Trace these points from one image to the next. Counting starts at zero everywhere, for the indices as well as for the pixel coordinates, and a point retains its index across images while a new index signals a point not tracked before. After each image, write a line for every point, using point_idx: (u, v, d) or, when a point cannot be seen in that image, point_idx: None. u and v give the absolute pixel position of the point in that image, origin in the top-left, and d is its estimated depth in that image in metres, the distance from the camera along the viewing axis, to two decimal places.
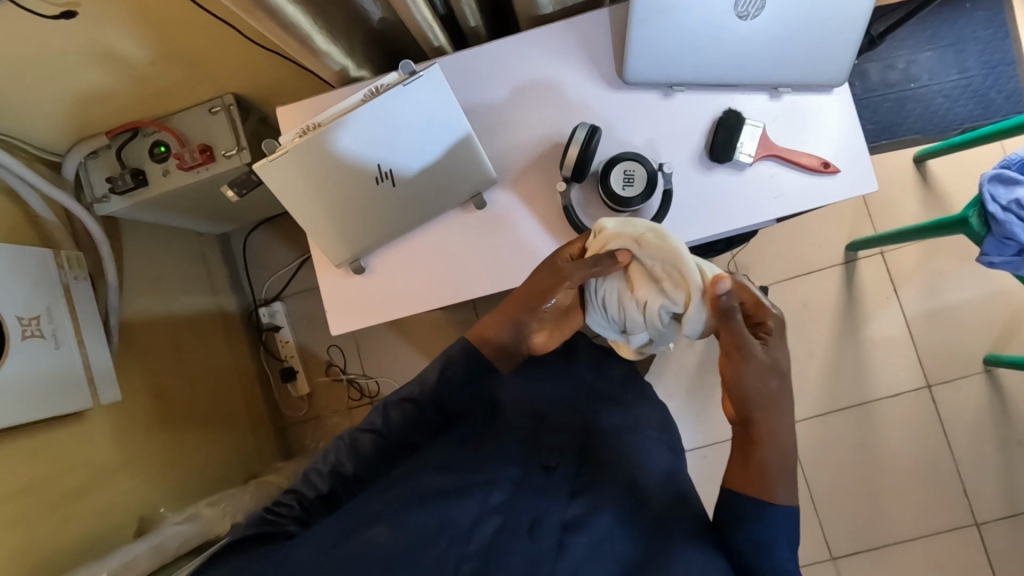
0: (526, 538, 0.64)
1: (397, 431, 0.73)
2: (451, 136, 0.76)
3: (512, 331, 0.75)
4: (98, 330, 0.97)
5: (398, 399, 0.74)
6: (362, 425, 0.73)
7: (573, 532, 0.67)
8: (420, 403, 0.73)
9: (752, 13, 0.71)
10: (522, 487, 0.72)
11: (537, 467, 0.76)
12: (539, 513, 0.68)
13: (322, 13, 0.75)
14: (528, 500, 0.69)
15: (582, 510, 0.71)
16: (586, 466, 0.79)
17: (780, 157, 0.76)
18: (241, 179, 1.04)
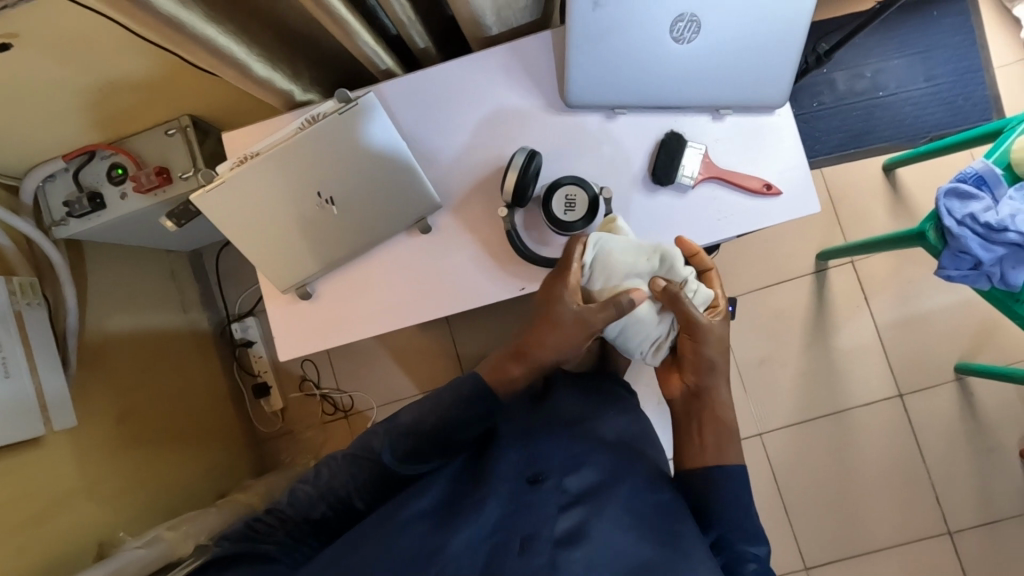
0: (516, 558, 0.61)
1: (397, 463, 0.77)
2: (389, 161, 0.78)
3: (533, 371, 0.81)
4: (53, 356, 0.98)
5: (401, 432, 0.78)
6: (359, 453, 0.78)
7: (568, 547, 0.62)
8: (418, 433, 0.77)
9: (688, 37, 0.71)
10: (511, 503, 0.69)
11: (524, 480, 0.72)
12: (531, 530, 0.64)
13: (262, 41, 0.75)
14: (518, 516, 0.66)
15: (578, 523, 0.66)
16: (578, 473, 0.74)
17: (723, 179, 0.76)
18: (180, 211, 1.06)
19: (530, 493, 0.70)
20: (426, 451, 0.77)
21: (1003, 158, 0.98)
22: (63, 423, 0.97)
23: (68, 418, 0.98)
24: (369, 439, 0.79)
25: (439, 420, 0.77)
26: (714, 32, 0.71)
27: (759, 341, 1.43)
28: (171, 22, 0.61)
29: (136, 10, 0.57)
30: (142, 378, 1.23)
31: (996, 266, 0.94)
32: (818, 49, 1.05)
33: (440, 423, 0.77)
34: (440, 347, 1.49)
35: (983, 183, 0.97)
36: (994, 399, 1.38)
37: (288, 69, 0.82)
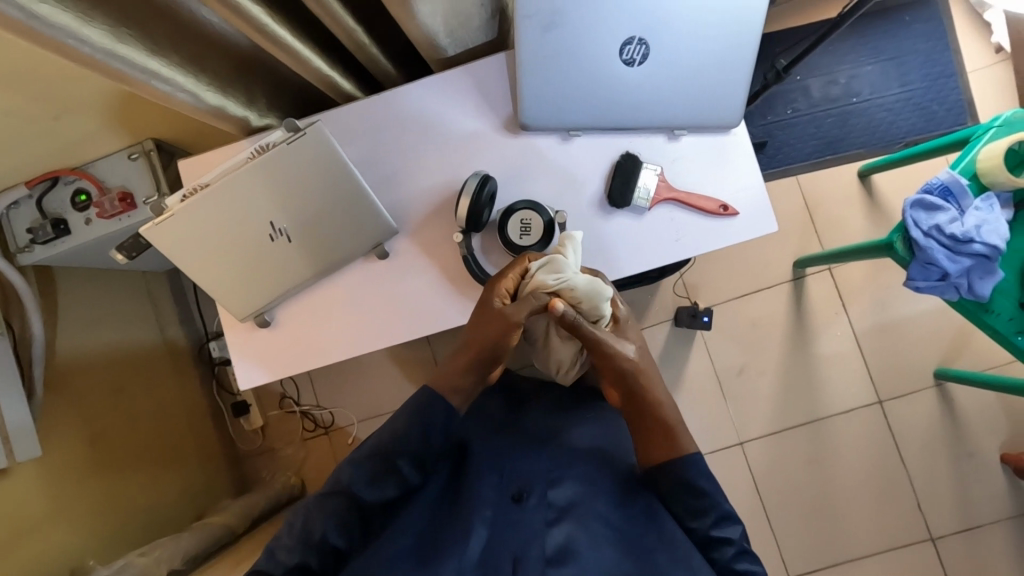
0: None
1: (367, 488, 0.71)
2: (342, 188, 0.76)
3: (471, 378, 0.76)
4: (16, 386, 0.97)
5: (366, 453, 0.72)
6: (329, 488, 0.71)
7: (557, 565, 0.64)
8: (389, 455, 0.71)
9: (637, 60, 0.71)
10: (497, 525, 0.69)
11: (509, 499, 0.73)
12: (520, 549, 0.65)
13: (211, 71, 0.74)
14: (503, 539, 0.67)
15: (566, 537, 0.67)
16: (559, 487, 0.74)
17: (680, 201, 0.76)
18: (129, 245, 1.07)
19: (514, 511, 0.71)
20: (400, 472, 0.72)
21: (969, 168, 0.97)
22: (24, 454, 0.96)
23: (31, 447, 0.97)
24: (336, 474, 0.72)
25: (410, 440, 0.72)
26: (664, 54, 0.71)
27: (738, 350, 1.43)
28: (109, 59, 0.60)
29: (70, 51, 0.56)
30: (114, 404, 1.22)
31: (964, 277, 0.94)
32: (776, 66, 1.05)
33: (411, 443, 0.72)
34: (418, 361, 1.49)
35: (950, 194, 0.96)
36: (972, 405, 1.38)
37: (242, 96, 0.81)
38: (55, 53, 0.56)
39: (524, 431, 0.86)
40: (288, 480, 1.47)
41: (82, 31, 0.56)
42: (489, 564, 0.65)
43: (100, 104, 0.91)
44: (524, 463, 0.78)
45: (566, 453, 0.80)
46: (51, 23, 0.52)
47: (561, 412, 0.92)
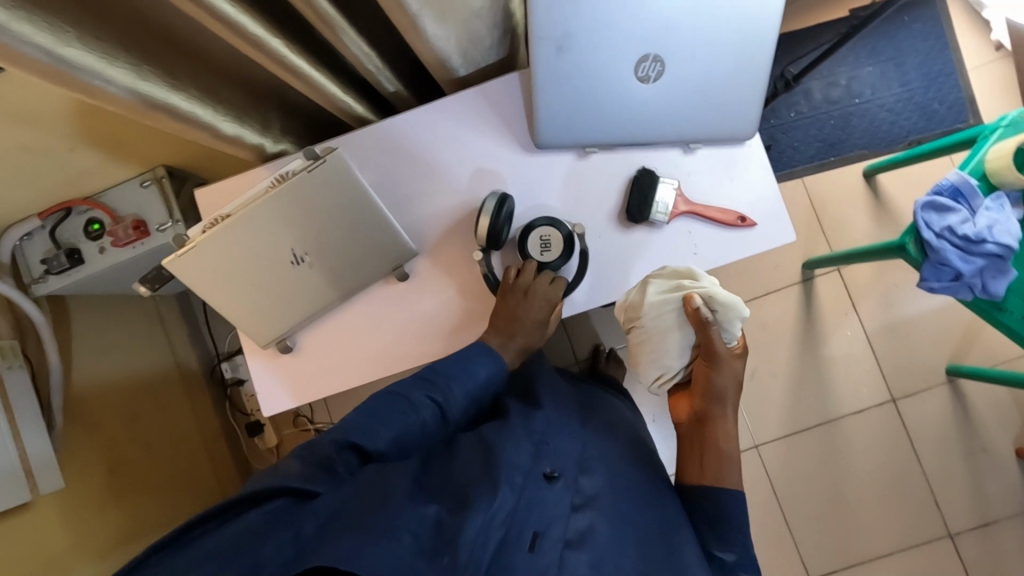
0: (526, 555, 0.60)
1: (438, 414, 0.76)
2: (363, 214, 0.76)
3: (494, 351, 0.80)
4: (36, 419, 0.97)
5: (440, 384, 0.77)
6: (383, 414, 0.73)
7: (575, 549, 0.63)
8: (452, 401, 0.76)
9: (653, 77, 0.71)
10: (525, 495, 0.65)
11: (541, 474, 0.69)
12: (541, 526, 0.63)
13: (226, 101, 0.74)
14: (528, 511, 0.64)
15: (588, 525, 0.65)
16: (590, 475, 0.72)
17: (696, 214, 0.77)
18: (151, 277, 1.09)
19: (540, 486, 0.67)
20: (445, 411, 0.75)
21: (977, 169, 0.99)
22: (49, 485, 0.97)
23: (55, 479, 0.97)
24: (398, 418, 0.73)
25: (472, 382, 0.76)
26: (677, 71, 0.71)
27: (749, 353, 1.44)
28: (133, 97, 0.60)
29: (95, 89, 0.56)
30: (129, 431, 1.22)
31: (977, 277, 0.95)
32: (787, 73, 1.12)
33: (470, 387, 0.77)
34: None
35: (960, 195, 0.97)
36: (984, 400, 1.38)
37: (258, 123, 0.81)
38: (81, 93, 0.56)
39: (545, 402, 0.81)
40: None
41: (106, 71, 0.56)
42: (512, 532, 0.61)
43: (112, 137, 0.91)
44: (556, 441, 0.75)
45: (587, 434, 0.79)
46: (76, 64, 0.52)
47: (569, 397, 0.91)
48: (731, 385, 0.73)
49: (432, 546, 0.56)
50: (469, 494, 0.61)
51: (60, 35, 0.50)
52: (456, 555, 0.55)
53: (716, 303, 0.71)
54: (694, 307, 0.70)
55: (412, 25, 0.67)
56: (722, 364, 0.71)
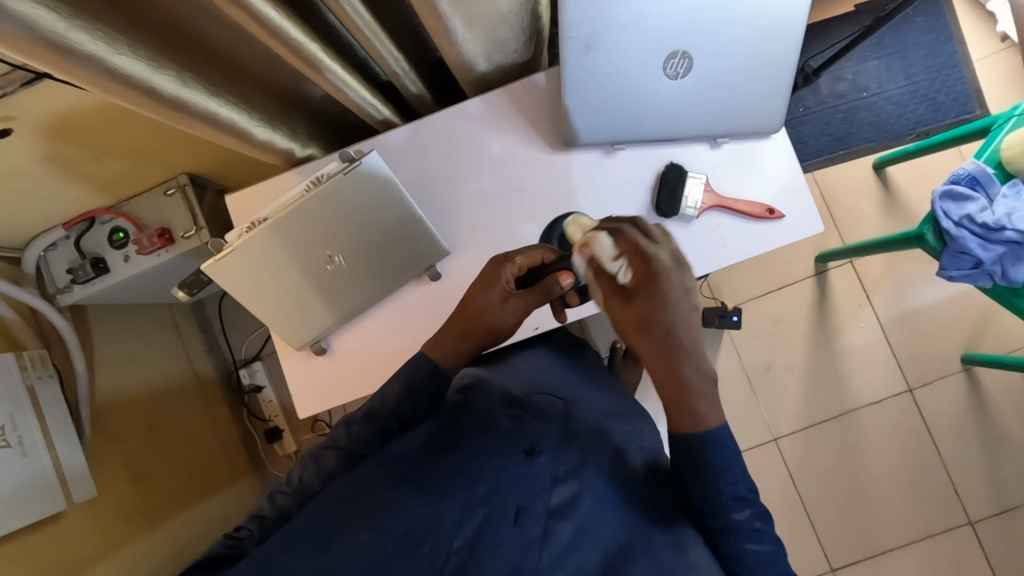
0: (509, 529, 0.60)
1: (363, 445, 0.71)
2: (399, 215, 0.77)
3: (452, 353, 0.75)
4: (67, 429, 0.98)
5: (359, 414, 0.73)
6: (325, 444, 0.72)
7: (559, 518, 0.64)
8: (382, 419, 0.72)
9: (681, 73, 0.73)
10: (505, 473, 0.65)
11: (519, 451, 0.68)
12: (524, 500, 0.63)
13: (258, 107, 0.75)
14: (512, 484, 0.64)
15: (570, 493, 0.66)
16: (571, 447, 0.71)
17: (725, 207, 0.78)
18: (193, 280, 1.04)
19: (523, 464, 0.66)
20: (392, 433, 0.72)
21: (993, 157, 1.00)
22: (82, 495, 0.98)
23: (87, 489, 0.99)
24: (327, 452, 0.71)
25: (411, 402, 0.72)
26: (703, 67, 0.73)
27: (765, 347, 1.45)
28: (177, 105, 0.61)
29: (140, 99, 0.57)
30: (152, 440, 1.22)
31: (996, 264, 0.95)
32: (805, 69, 1.14)
33: (401, 404, 0.72)
34: None
35: (977, 184, 0.98)
36: (999, 388, 1.39)
37: (287, 128, 0.82)
38: (128, 102, 0.57)
39: (528, 388, 0.81)
40: None
41: (152, 79, 0.57)
42: (493, 513, 0.61)
43: (140, 146, 0.92)
44: (534, 423, 0.74)
45: (613, 419, 0.80)
46: (126, 73, 0.54)
47: (580, 378, 0.88)
48: (627, 336, 0.56)
49: (412, 535, 0.58)
50: (453, 485, 0.63)
51: (112, 44, 0.51)
52: (435, 544, 0.58)
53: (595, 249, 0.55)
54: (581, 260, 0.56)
55: (441, 26, 0.68)
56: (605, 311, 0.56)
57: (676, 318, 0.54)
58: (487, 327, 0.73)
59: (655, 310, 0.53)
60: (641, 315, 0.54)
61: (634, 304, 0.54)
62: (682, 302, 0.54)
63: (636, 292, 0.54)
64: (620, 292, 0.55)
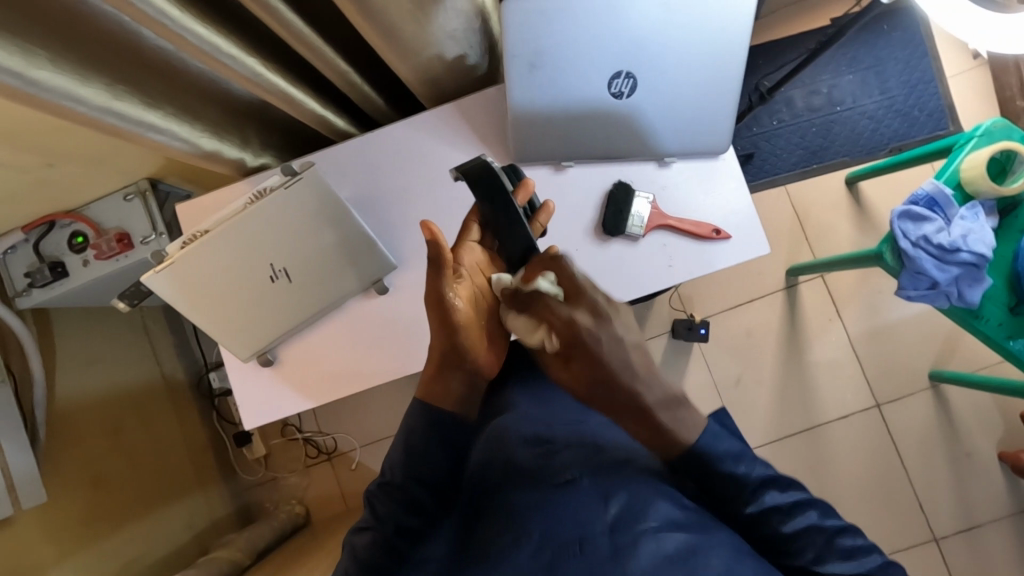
0: (576, 564, 0.56)
1: (397, 521, 0.66)
2: (354, 232, 0.78)
3: (442, 379, 0.67)
4: (20, 435, 0.97)
5: (380, 487, 0.67)
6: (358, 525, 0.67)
7: None
8: (406, 487, 0.67)
9: (625, 92, 0.73)
10: (549, 500, 0.63)
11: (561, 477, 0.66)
12: (584, 527, 0.59)
13: (206, 119, 0.75)
14: (561, 510, 0.61)
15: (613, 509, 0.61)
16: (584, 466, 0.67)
17: (671, 227, 0.78)
18: (130, 291, 1.07)
19: (566, 489, 0.64)
20: (422, 501, 0.67)
21: (953, 178, 0.99)
22: (31, 501, 0.96)
23: (38, 494, 0.97)
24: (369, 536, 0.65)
25: (426, 462, 0.67)
26: (647, 88, 0.73)
27: (736, 360, 1.44)
28: (106, 116, 0.61)
29: (65, 111, 0.57)
30: (115, 444, 1.21)
31: (953, 285, 0.95)
32: (760, 88, 1.14)
33: (417, 468, 0.67)
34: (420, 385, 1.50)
35: (935, 204, 0.98)
36: (966, 405, 1.39)
37: (237, 138, 0.82)
38: (52, 114, 0.57)
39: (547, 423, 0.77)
40: (293, 509, 1.48)
41: (79, 94, 0.56)
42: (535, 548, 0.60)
43: (96, 155, 0.91)
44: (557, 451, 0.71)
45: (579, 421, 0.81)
46: (48, 87, 0.53)
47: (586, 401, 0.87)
48: (574, 391, 0.60)
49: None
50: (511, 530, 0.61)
51: (32, 59, 0.51)
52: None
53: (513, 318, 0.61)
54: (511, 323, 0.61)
55: (388, 43, 0.67)
56: (555, 371, 0.63)
57: (607, 366, 0.57)
58: (449, 325, 0.65)
59: (585, 364, 0.57)
60: (575, 373, 0.59)
61: (569, 367, 0.58)
62: (612, 354, 0.57)
63: (564, 353, 0.58)
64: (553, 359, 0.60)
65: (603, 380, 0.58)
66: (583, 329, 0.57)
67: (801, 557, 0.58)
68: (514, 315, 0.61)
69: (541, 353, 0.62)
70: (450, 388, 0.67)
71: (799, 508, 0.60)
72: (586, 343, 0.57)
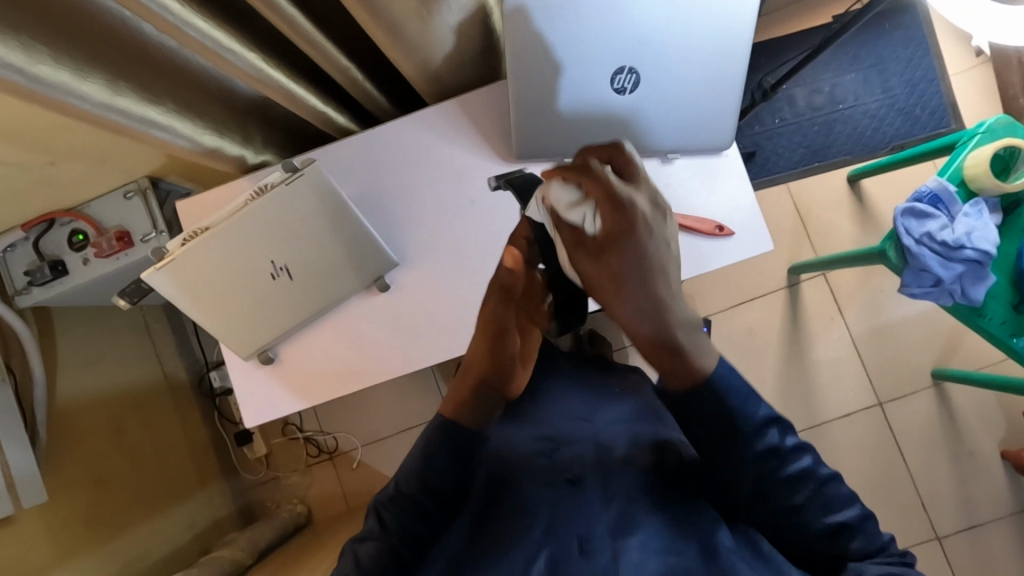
0: (580, 563, 0.61)
1: (407, 531, 0.65)
2: (361, 234, 0.78)
3: (477, 400, 0.70)
4: (21, 434, 0.97)
5: (388, 497, 0.66)
6: (360, 535, 0.66)
7: None
8: (416, 496, 0.66)
9: (629, 88, 0.72)
10: (557, 505, 0.67)
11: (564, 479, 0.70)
12: (584, 530, 0.64)
13: (207, 116, 0.75)
14: (569, 517, 0.65)
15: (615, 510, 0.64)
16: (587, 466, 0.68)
17: (674, 224, 0.77)
18: (131, 288, 1.03)
19: (573, 495, 0.67)
20: (431, 509, 0.67)
21: (956, 175, 0.99)
22: (32, 500, 0.96)
23: (38, 494, 0.97)
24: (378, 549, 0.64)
25: (439, 473, 0.67)
26: (650, 85, 0.72)
27: (738, 358, 1.44)
28: (107, 111, 0.60)
29: (66, 106, 0.56)
30: (116, 442, 1.20)
31: (957, 283, 0.94)
32: (763, 86, 1.14)
33: (427, 476, 0.67)
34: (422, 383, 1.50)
35: (939, 202, 0.98)
36: (968, 403, 1.39)
37: (239, 135, 0.82)
38: (55, 111, 0.57)
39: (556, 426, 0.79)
40: (294, 509, 1.48)
41: (79, 89, 0.56)
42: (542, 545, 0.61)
43: (96, 153, 0.91)
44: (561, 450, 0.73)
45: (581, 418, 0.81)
46: (48, 82, 0.53)
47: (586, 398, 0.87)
48: (601, 286, 0.54)
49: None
50: (517, 536, 0.65)
51: (33, 53, 0.51)
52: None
53: (555, 195, 0.55)
54: (553, 195, 0.55)
55: (391, 39, 0.67)
56: (583, 267, 0.56)
57: (649, 263, 0.52)
58: (498, 356, 0.71)
59: (627, 258, 0.51)
60: (614, 263, 0.52)
61: (603, 258, 0.53)
62: (658, 249, 0.52)
63: (606, 242, 0.52)
64: (590, 245, 0.54)
65: (641, 279, 0.52)
66: (635, 213, 0.52)
67: (795, 498, 0.58)
68: (558, 189, 0.55)
69: (572, 242, 0.56)
70: (486, 410, 0.71)
71: (796, 452, 0.59)
72: (638, 228, 0.51)
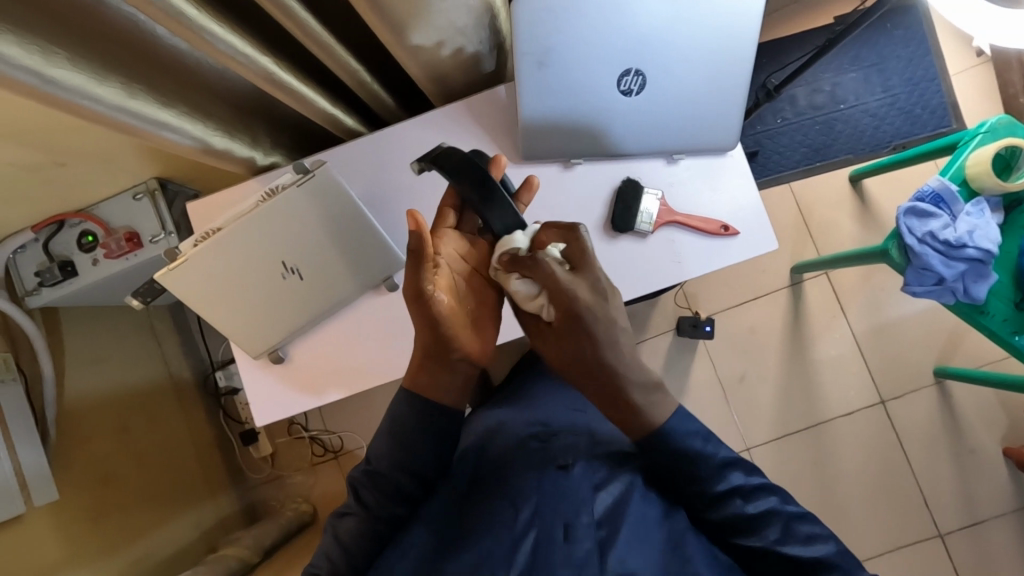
0: (560, 547, 0.61)
1: (381, 508, 0.68)
2: (369, 234, 0.79)
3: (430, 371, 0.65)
4: (32, 435, 0.99)
5: (364, 473, 0.68)
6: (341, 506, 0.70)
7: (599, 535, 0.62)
8: (391, 475, 0.67)
9: (634, 89, 0.73)
10: (542, 490, 0.67)
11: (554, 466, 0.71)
12: (570, 515, 0.64)
13: (217, 118, 0.76)
14: (552, 501, 0.66)
15: (612, 499, 0.66)
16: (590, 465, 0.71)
17: (680, 224, 0.78)
18: (145, 288, 1.04)
19: (560, 479, 0.69)
20: (408, 490, 0.68)
21: (958, 174, 1.00)
22: (43, 498, 0.98)
23: (48, 492, 0.99)
24: (357, 521, 0.68)
25: (415, 456, 0.67)
26: (654, 86, 0.73)
27: (741, 357, 1.45)
28: (121, 114, 0.61)
29: (81, 109, 0.57)
30: (122, 441, 1.21)
31: (959, 281, 0.95)
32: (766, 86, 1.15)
33: (400, 458, 0.67)
34: None
35: (941, 201, 0.99)
36: (969, 401, 1.40)
37: (248, 137, 0.83)
38: (66, 112, 0.57)
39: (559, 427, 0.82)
40: (299, 508, 1.47)
41: (95, 92, 0.57)
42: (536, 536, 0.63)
43: (106, 155, 0.91)
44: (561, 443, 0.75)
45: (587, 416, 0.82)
46: (63, 85, 0.54)
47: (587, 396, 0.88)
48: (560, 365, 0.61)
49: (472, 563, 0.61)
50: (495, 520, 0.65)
51: (50, 57, 0.51)
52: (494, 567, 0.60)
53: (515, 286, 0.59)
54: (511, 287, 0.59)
55: (399, 41, 0.68)
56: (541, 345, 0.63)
57: (603, 345, 0.59)
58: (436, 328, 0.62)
59: (584, 343, 0.58)
60: (570, 348, 0.59)
61: (561, 343, 0.60)
62: (608, 332, 0.59)
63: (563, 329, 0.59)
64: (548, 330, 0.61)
65: (597, 361, 0.59)
66: (587, 309, 0.58)
67: (764, 536, 0.64)
68: (518, 282, 0.59)
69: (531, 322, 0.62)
70: (443, 385, 0.65)
71: (761, 492, 0.65)
72: (594, 322, 0.58)
